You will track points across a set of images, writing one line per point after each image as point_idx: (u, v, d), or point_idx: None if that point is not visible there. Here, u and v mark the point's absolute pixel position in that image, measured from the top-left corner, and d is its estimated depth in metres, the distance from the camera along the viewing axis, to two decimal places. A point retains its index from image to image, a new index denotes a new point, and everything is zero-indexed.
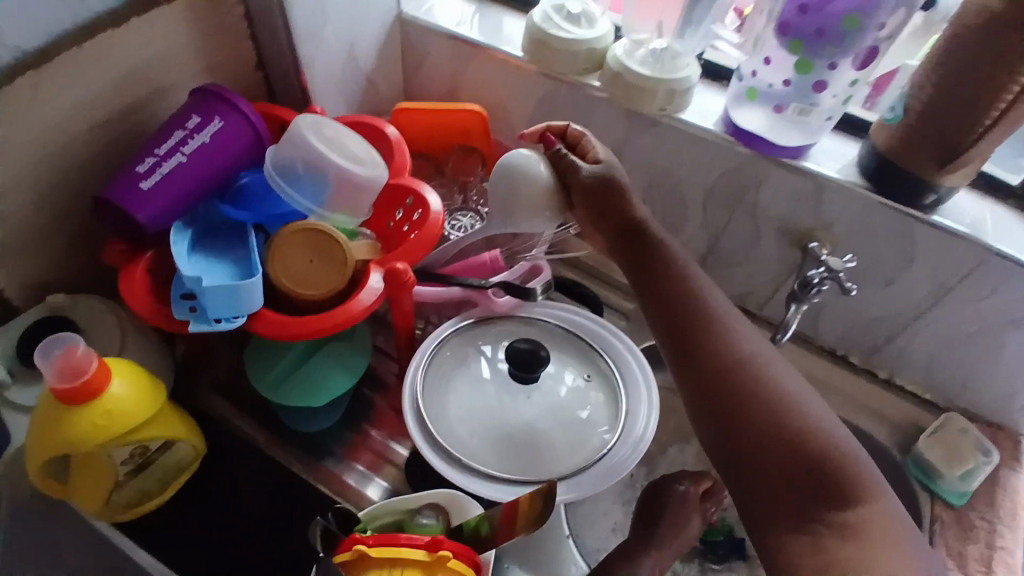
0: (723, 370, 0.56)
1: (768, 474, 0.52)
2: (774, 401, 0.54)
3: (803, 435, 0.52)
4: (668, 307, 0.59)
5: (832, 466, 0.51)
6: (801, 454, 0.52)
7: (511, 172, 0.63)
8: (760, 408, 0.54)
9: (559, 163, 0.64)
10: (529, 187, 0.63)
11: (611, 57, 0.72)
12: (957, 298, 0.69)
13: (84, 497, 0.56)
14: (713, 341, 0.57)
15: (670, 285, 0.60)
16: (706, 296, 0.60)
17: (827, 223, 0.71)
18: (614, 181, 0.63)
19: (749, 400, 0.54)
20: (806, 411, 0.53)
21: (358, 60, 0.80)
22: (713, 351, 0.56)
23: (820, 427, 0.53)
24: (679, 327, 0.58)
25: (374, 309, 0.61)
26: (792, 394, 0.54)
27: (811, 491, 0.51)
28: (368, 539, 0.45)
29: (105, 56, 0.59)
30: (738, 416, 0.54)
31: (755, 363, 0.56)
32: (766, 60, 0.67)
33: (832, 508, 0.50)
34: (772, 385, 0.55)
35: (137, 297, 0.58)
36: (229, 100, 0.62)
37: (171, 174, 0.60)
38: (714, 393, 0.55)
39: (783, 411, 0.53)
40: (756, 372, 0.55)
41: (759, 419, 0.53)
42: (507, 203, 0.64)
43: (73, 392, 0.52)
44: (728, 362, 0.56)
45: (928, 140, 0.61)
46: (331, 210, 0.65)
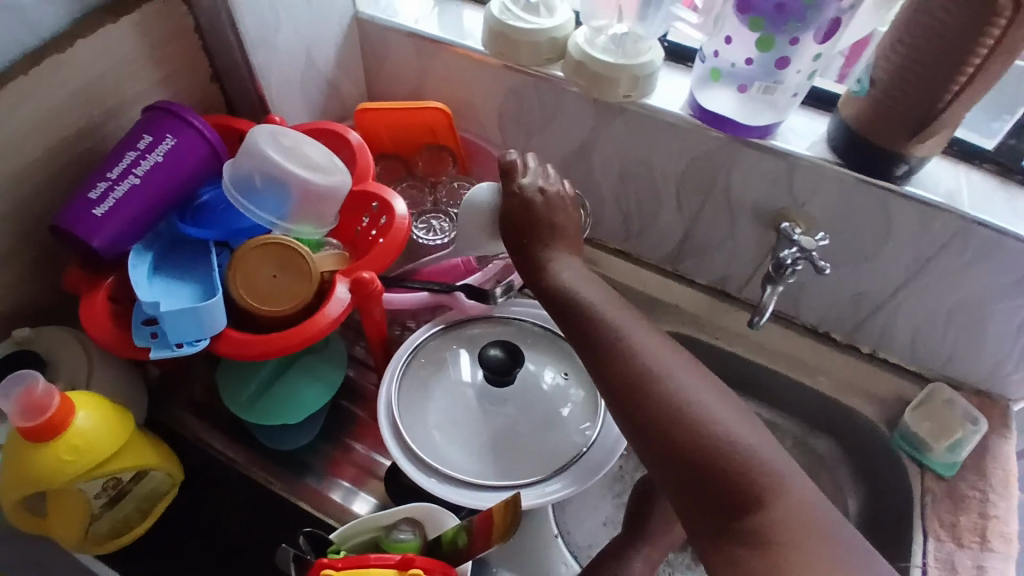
0: (624, 380, 0.50)
1: (677, 482, 0.47)
2: (676, 405, 0.48)
3: (700, 441, 0.46)
4: (571, 326, 0.56)
5: (736, 471, 0.45)
6: (701, 461, 0.46)
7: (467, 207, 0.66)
8: (648, 417, 0.48)
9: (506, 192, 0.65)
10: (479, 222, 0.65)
11: (572, 45, 0.70)
12: (937, 268, 0.68)
13: (61, 531, 0.57)
14: (612, 350, 0.52)
15: (565, 312, 0.57)
16: (602, 306, 0.55)
17: (800, 203, 0.70)
18: (530, 218, 0.63)
19: (647, 408, 0.49)
20: (707, 413, 0.47)
21: (318, 64, 0.78)
22: (610, 360, 0.52)
23: (721, 430, 0.47)
24: (584, 342, 0.54)
25: (342, 321, 0.60)
26: (693, 392, 0.48)
27: (718, 498, 0.45)
28: (336, 562, 0.45)
29: (49, 82, 0.57)
30: (643, 423, 0.49)
31: (653, 368, 0.50)
32: (727, 39, 0.65)
33: (740, 514, 0.44)
34: (672, 386, 0.49)
35: (97, 326, 0.57)
36: (180, 116, 0.61)
37: (125, 197, 0.59)
38: (617, 403, 0.50)
39: (679, 415, 0.47)
40: (657, 377, 0.49)
41: (660, 427, 0.48)
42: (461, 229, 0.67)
43: (37, 430, 0.52)
44: (628, 374, 0.50)
45: (898, 114, 0.59)
46: (293, 222, 0.64)
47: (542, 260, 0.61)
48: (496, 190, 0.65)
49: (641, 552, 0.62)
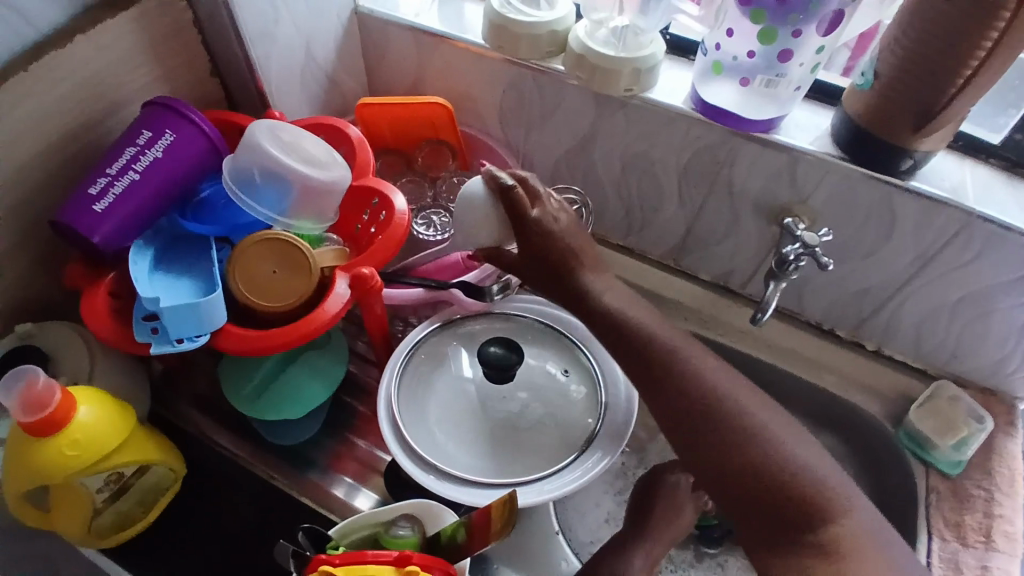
0: (689, 404, 0.54)
1: (745, 500, 0.51)
2: (746, 429, 0.52)
3: (769, 462, 0.51)
4: (628, 352, 0.58)
5: (802, 490, 0.50)
6: (771, 481, 0.50)
7: (465, 206, 0.63)
8: (721, 440, 0.52)
9: (512, 204, 0.61)
10: (481, 216, 0.62)
11: (573, 38, 0.69)
12: (942, 264, 0.67)
13: (64, 525, 0.57)
14: (679, 378, 0.55)
15: (619, 341, 0.59)
16: (663, 331, 0.58)
17: (804, 197, 0.69)
18: (557, 251, 0.61)
19: (719, 432, 0.52)
20: (777, 436, 0.52)
21: (317, 59, 0.78)
22: (675, 386, 0.55)
23: (787, 452, 0.51)
24: (645, 370, 0.57)
25: (342, 316, 0.59)
26: (756, 418, 0.53)
27: (785, 514, 0.50)
28: (334, 558, 0.45)
29: (49, 78, 0.57)
30: (711, 446, 0.52)
31: (721, 394, 0.54)
32: (729, 31, 0.64)
33: (807, 528, 0.49)
34: (737, 411, 0.53)
35: (99, 322, 0.57)
36: (180, 111, 0.61)
37: (125, 193, 0.59)
38: (684, 427, 0.54)
39: (750, 438, 0.52)
40: (726, 404, 0.53)
41: (733, 450, 0.52)
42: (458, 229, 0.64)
43: (39, 425, 0.52)
44: (696, 399, 0.54)
45: (900, 107, 0.59)
46: (293, 217, 0.64)
47: (587, 292, 0.61)
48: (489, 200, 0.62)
49: (642, 548, 0.62)
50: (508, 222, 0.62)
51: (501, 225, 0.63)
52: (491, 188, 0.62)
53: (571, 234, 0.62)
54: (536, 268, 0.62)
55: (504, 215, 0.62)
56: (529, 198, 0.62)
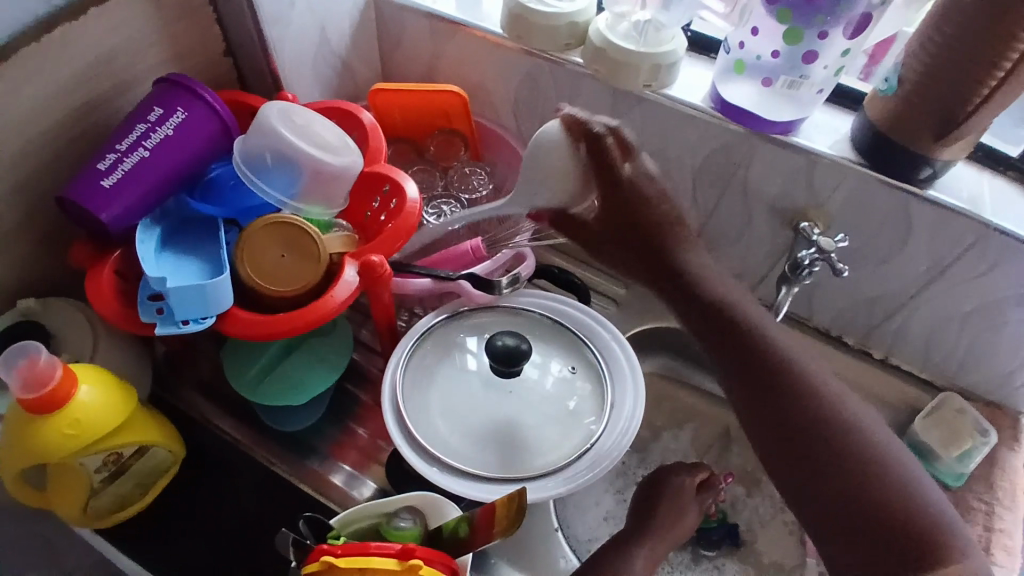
0: (806, 413, 0.58)
1: (851, 530, 0.54)
2: (864, 459, 0.56)
3: (882, 494, 0.54)
4: (746, 364, 0.61)
5: (900, 508, 0.53)
6: (882, 511, 0.54)
7: (542, 148, 0.69)
8: (837, 454, 0.56)
9: (599, 155, 0.70)
10: (561, 160, 0.70)
11: (593, 31, 0.68)
12: (956, 276, 0.67)
13: (63, 505, 0.57)
14: (790, 385, 0.59)
15: (736, 347, 0.62)
16: (796, 358, 0.61)
17: (820, 201, 0.68)
18: (638, 200, 0.70)
19: (835, 460, 0.56)
20: (893, 470, 0.55)
21: (331, 42, 0.77)
22: (800, 411, 0.58)
23: (904, 484, 0.55)
24: (757, 371, 0.61)
25: (350, 304, 0.59)
26: (875, 441, 0.57)
27: (892, 547, 0.52)
28: (336, 549, 0.44)
29: (60, 51, 0.56)
30: (824, 460, 0.56)
31: (845, 423, 0.57)
32: (753, 30, 0.63)
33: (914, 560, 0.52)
34: (858, 430, 0.57)
35: (104, 301, 0.56)
36: (192, 90, 0.60)
37: (134, 171, 0.58)
38: (799, 453, 0.57)
39: (864, 456, 0.56)
40: (849, 430, 0.57)
41: (848, 477, 0.55)
42: (536, 180, 0.71)
43: (40, 403, 0.51)
44: (811, 409, 0.58)
45: (923, 115, 0.58)
46: (302, 201, 0.63)
47: (681, 262, 0.69)
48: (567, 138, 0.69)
49: (642, 549, 0.62)
50: (592, 174, 0.71)
51: (582, 177, 0.71)
52: (569, 133, 0.69)
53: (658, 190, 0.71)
54: (614, 222, 0.72)
55: (591, 166, 0.70)
56: (622, 151, 0.70)
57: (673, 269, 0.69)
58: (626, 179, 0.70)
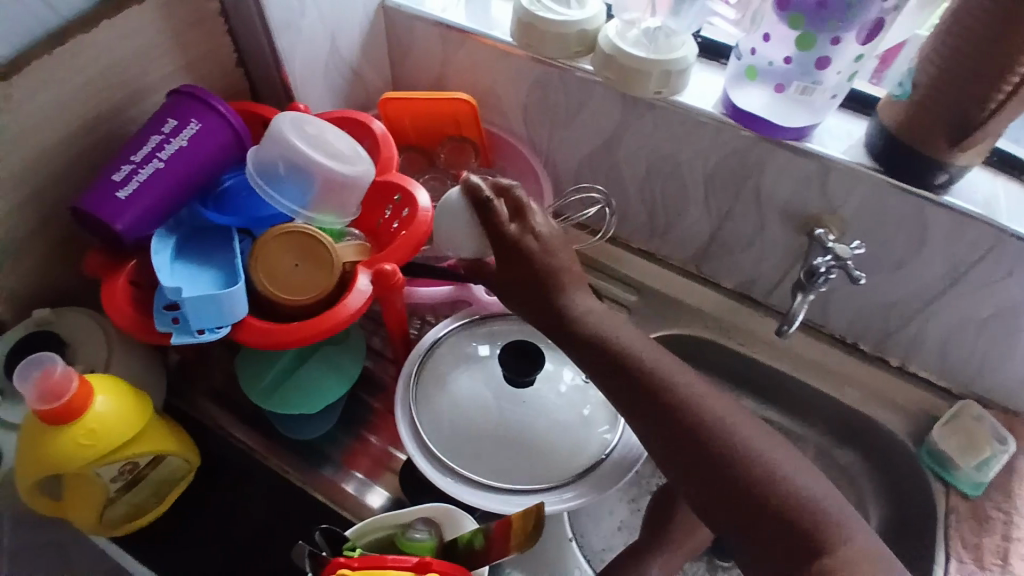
0: (678, 421, 0.52)
1: (749, 530, 0.49)
2: (744, 463, 0.50)
3: (772, 495, 0.49)
4: (624, 385, 0.55)
5: (786, 506, 0.49)
6: (780, 514, 0.49)
7: (443, 219, 0.62)
8: (715, 462, 0.51)
9: (489, 218, 0.60)
10: (460, 230, 0.62)
11: (603, 38, 0.68)
12: (973, 280, 0.66)
13: (80, 514, 0.57)
14: (667, 401, 0.53)
15: (634, 390, 0.54)
16: (673, 374, 0.54)
17: (835, 207, 0.68)
18: (531, 256, 0.60)
19: (731, 465, 0.50)
20: (786, 474, 0.50)
21: (342, 51, 0.77)
22: (669, 419, 0.52)
23: (793, 482, 0.50)
24: (640, 398, 0.54)
25: (363, 313, 0.59)
26: (753, 442, 0.51)
27: (790, 552, 0.48)
28: (353, 561, 0.44)
29: (74, 62, 0.56)
30: (699, 463, 0.51)
31: (727, 432, 0.51)
32: (765, 36, 0.63)
33: (813, 563, 0.47)
34: (738, 436, 0.51)
35: (117, 310, 0.56)
36: (206, 100, 0.60)
37: (149, 181, 0.58)
38: (685, 460, 0.52)
39: (746, 465, 0.50)
40: (728, 436, 0.51)
41: (737, 486, 0.50)
42: (440, 240, 0.63)
43: (55, 414, 0.52)
44: (684, 418, 0.52)
45: (938, 120, 0.57)
46: (315, 211, 0.63)
47: (567, 310, 0.59)
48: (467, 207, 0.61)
49: (659, 558, 0.62)
50: (485, 234, 0.61)
51: (479, 239, 0.62)
52: (470, 199, 0.61)
53: (546, 248, 0.60)
54: (517, 280, 0.60)
55: (482, 227, 0.61)
56: (511, 212, 0.62)
57: (564, 322, 0.59)
58: (513, 237, 0.60)
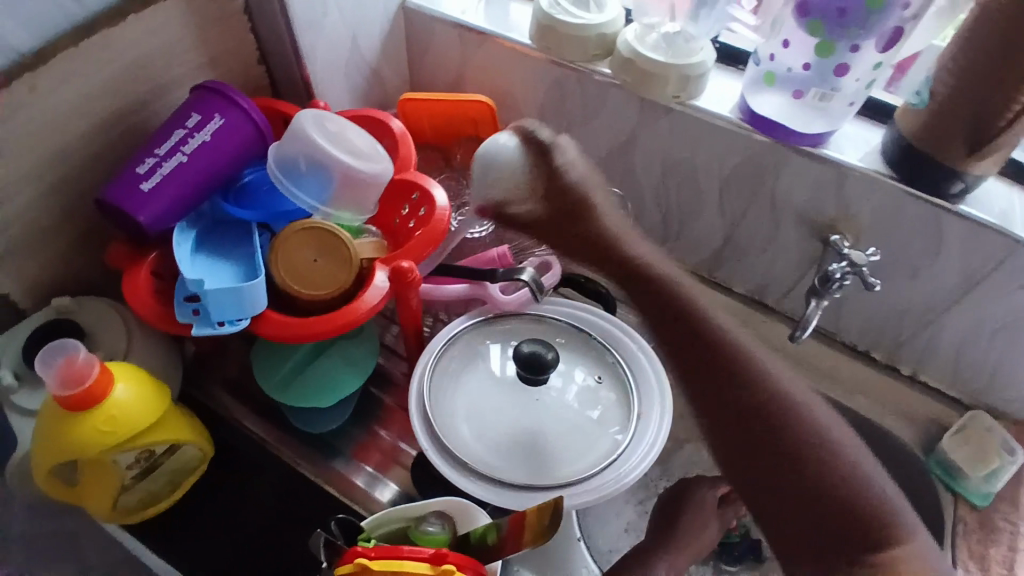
0: (753, 402, 0.55)
1: (812, 517, 0.52)
2: (815, 452, 0.53)
3: (840, 487, 0.52)
4: (700, 358, 0.58)
5: (851, 497, 0.52)
6: (828, 495, 0.52)
7: (492, 161, 0.68)
8: (784, 445, 0.54)
9: (538, 152, 0.69)
10: (510, 172, 0.68)
11: (621, 42, 0.69)
12: (986, 290, 0.66)
13: (94, 502, 0.57)
14: (743, 378, 0.56)
15: (713, 364, 0.58)
16: (748, 349, 0.58)
17: (850, 213, 0.68)
18: (584, 200, 0.68)
19: (788, 444, 0.54)
20: (843, 457, 0.53)
21: (362, 51, 0.78)
22: (743, 398, 0.56)
23: (860, 477, 0.53)
24: (716, 373, 0.57)
25: (379, 309, 0.59)
26: (825, 432, 0.54)
27: (849, 542, 0.50)
28: (370, 551, 0.45)
29: (101, 55, 0.57)
30: (771, 445, 0.54)
31: (791, 409, 0.55)
32: (784, 43, 0.63)
33: (868, 553, 0.50)
34: (813, 425, 0.54)
35: (142, 301, 0.57)
36: (230, 96, 0.61)
37: (172, 174, 0.59)
38: (744, 434, 0.55)
39: (816, 451, 0.53)
40: (802, 420, 0.54)
41: (794, 464, 0.53)
42: (479, 180, 0.69)
43: (75, 400, 0.52)
44: (761, 400, 0.55)
45: (953, 129, 0.58)
46: (334, 207, 0.64)
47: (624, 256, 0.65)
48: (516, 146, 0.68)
49: (666, 557, 0.62)
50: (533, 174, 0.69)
51: (524, 178, 0.69)
52: (521, 139, 0.69)
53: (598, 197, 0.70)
54: (557, 210, 0.68)
55: (528, 162, 0.69)
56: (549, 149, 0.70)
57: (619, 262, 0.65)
58: (567, 180, 0.69)
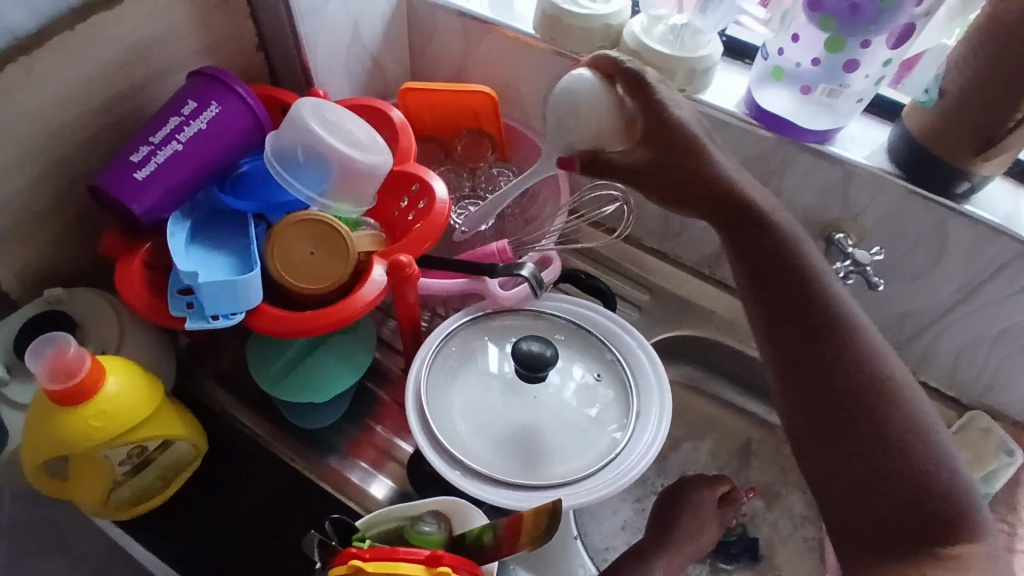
0: (841, 363, 0.53)
1: (881, 492, 0.49)
2: (896, 425, 0.51)
3: (918, 469, 0.49)
4: (796, 315, 0.56)
5: (927, 484, 0.48)
6: (907, 480, 0.49)
7: (574, 99, 0.61)
8: (864, 412, 0.52)
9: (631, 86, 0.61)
10: (595, 108, 0.61)
11: (628, 34, 0.67)
12: (991, 293, 0.65)
13: (84, 496, 0.57)
14: (838, 338, 0.54)
15: (817, 319, 0.55)
16: (852, 325, 0.54)
17: (855, 213, 0.67)
18: (694, 136, 0.59)
19: (873, 422, 0.51)
20: (924, 440, 0.50)
21: (363, 39, 0.77)
22: (833, 357, 0.54)
23: (941, 463, 0.49)
24: (807, 327, 0.55)
25: (376, 304, 0.59)
26: (914, 408, 0.52)
27: (919, 525, 0.47)
28: (364, 553, 0.44)
29: (96, 41, 0.56)
30: (851, 410, 0.52)
31: (879, 378, 0.53)
32: (794, 37, 0.62)
33: (937, 542, 0.47)
34: (903, 398, 0.52)
35: (133, 292, 0.56)
36: (227, 84, 0.60)
37: (167, 163, 0.58)
38: (826, 408, 0.53)
39: (898, 425, 0.51)
40: (887, 390, 0.52)
41: (874, 432, 0.51)
42: (564, 125, 0.63)
43: (66, 394, 0.51)
44: (849, 362, 0.53)
45: (961, 130, 0.56)
46: (333, 199, 0.62)
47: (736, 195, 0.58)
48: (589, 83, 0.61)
49: (662, 557, 0.62)
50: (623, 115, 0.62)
51: (614, 118, 0.62)
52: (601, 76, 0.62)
53: (703, 134, 0.60)
54: (660, 150, 0.60)
55: (618, 102, 0.62)
56: (637, 83, 0.60)
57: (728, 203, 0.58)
58: (673, 114, 0.59)
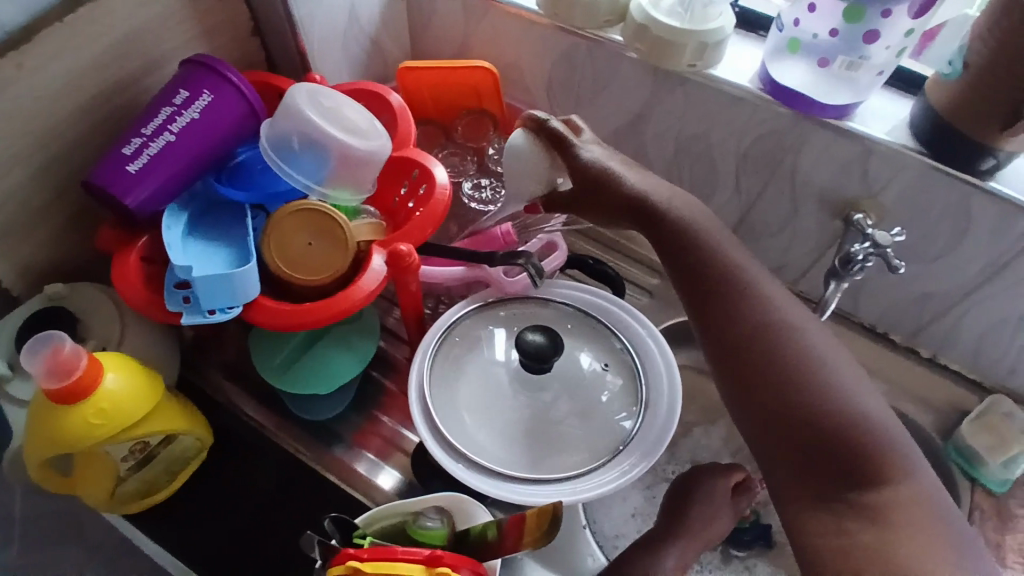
0: (735, 337, 0.54)
1: (802, 454, 0.50)
2: (812, 390, 0.51)
3: (832, 420, 0.50)
4: (695, 286, 0.57)
5: (849, 435, 0.49)
6: (830, 441, 0.50)
7: (511, 160, 0.62)
8: (781, 383, 0.52)
9: (549, 134, 0.61)
10: (530, 161, 0.61)
11: (634, 6, 0.64)
12: (1015, 275, 0.62)
13: (91, 491, 0.58)
14: (736, 303, 0.55)
15: (713, 302, 0.56)
16: (770, 311, 0.55)
17: (874, 191, 0.64)
18: (609, 170, 0.59)
19: (789, 392, 0.52)
20: (840, 399, 0.51)
21: (361, 19, 0.74)
22: (736, 325, 0.55)
23: (857, 407, 0.50)
24: (700, 291, 0.57)
25: (377, 295, 0.57)
26: (817, 362, 0.52)
27: (841, 477, 0.49)
28: (362, 553, 0.44)
29: (84, 30, 0.54)
30: (760, 382, 0.53)
31: (783, 337, 0.54)
32: (811, 6, 0.59)
33: (859, 490, 0.48)
34: (806, 351, 0.53)
35: (130, 288, 0.56)
36: (220, 71, 0.58)
37: (159, 155, 0.57)
38: (745, 379, 0.53)
39: (811, 386, 0.51)
40: (798, 348, 0.53)
41: (796, 404, 0.51)
42: (510, 180, 0.63)
43: (65, 392, 0.51)
44: (749, 328, 0.54)
45: (992, 105, 0.53)
46: (331, 187, 0.61)
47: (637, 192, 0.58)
48: (528, 138, 0.61)
49: (673, 548, 0.61)
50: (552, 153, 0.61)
51: (548, 162, 0.61)
52: (532, 130, 0.62)
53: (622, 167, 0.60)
54: (585, 192, 0.60)
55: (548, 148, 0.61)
56: (557, 140, 0.61)
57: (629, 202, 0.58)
58: (591, 161, 0.59)
